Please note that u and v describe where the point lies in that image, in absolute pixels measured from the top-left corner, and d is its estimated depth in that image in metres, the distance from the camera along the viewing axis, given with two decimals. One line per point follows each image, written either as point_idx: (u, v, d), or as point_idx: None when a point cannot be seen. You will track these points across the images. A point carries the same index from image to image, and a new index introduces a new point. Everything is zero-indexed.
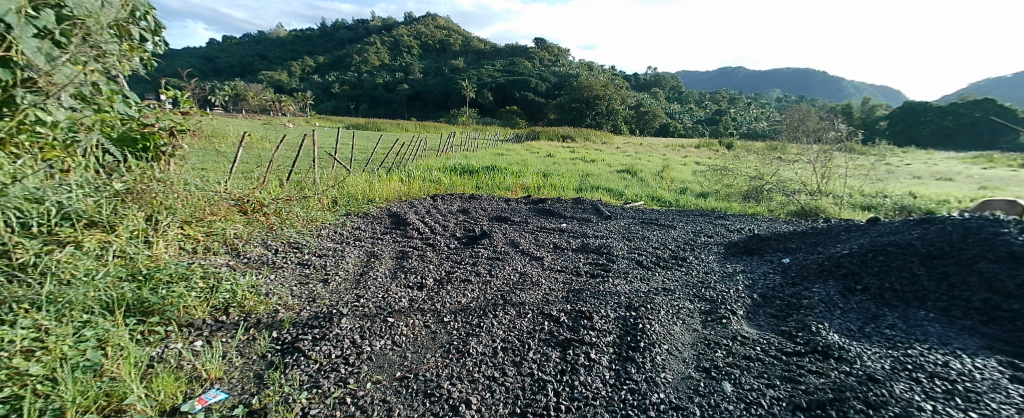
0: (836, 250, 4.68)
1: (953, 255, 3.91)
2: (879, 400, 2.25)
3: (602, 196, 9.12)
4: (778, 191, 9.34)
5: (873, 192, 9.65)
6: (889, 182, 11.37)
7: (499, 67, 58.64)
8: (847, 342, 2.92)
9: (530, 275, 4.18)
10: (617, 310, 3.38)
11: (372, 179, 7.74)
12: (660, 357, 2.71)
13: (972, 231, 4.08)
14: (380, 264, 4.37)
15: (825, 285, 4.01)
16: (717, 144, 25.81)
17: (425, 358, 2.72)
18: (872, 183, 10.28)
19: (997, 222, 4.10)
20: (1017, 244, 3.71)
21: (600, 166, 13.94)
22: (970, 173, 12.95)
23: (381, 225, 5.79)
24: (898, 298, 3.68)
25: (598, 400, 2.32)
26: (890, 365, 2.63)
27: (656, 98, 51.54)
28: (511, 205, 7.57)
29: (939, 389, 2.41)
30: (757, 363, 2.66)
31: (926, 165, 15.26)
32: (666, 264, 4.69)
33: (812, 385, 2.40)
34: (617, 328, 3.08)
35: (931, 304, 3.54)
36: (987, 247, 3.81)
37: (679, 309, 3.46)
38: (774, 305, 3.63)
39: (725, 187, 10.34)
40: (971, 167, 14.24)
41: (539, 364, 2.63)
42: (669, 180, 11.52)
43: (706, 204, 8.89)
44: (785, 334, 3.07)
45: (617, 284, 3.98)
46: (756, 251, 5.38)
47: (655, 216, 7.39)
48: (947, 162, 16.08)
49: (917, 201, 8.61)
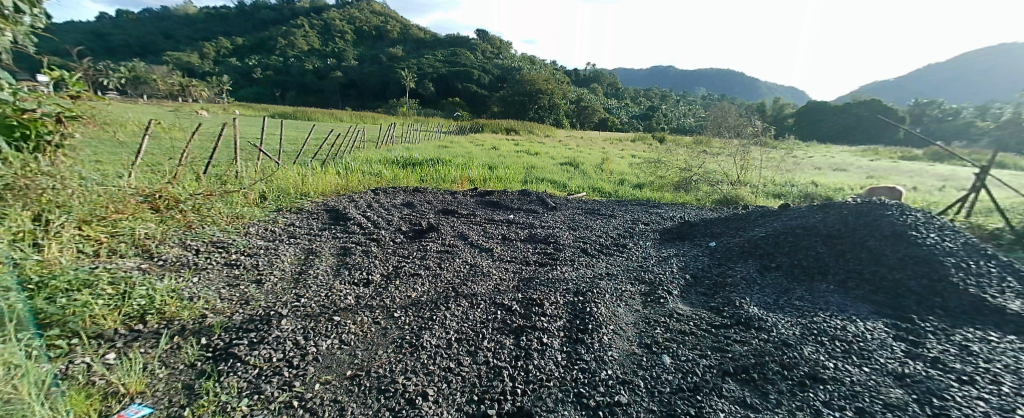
0: (754, 234, 5.23)
1: (849, 234, 4.53)
2: (793, 361, 2.58)
3: (546, 188, 9.35)
4: (704, 182, 10.18)
5: (783, 181, 10.86)
6: (795, 172, 12.84)
7: (441, 57, 57.41)
8: (765, 313, 3.29)
9: (480, 266, 4.20)
10: (566, 295, 3.52)
11: (305, 172, 7.26)
12: (607, 337, 2.87)
13: (863, 214, 4.74)
14: (320, 262, 4.15)
15: (746, 265, 4.47)
16: (650, 138, 27.51)
17: (377, 355, 2.64)
18: (781, 174, 11.56)
19: (882, 206, 4.80)
20: (897, 224, 4.37)
21: (544, 158, 14.24)
22: (859, 165, 15.01)
23: (319, 220, 5.49)
24: (805, 274, 4.20)
25: (552, 381, 2.41)
26: (801, 331, 3.02)
27: (595, 93, 53.50)
28: (457, 198, 7.54)
29: (839, 349, 2.81)
30: (691, 337, 2.91)
31: (825, 157, 17.42)
32: (609, 251, 4.95)
33: (738, 353, 2.68)
34: (567, 312, 3.21)
35: (831, 277, 4.09)
36: (874, 227, 4.46)
37: (623, 292, 3.67)
38: (705, 284, 3.99)
39: (658, 178, 11.06)
40: (859, 160, 16.46)
41: (494, 352, 2.68)
42: (608, 172, 12.10)
43: (642, 194, 9.47)
44: (714, 309, 3.39)
45: (564, 272, 4.13)
46: (687, 236, 5.85)
47: (596, 206, 7.73)
48: (842, 155, 18.45)
49: (818, 189, 9.86)
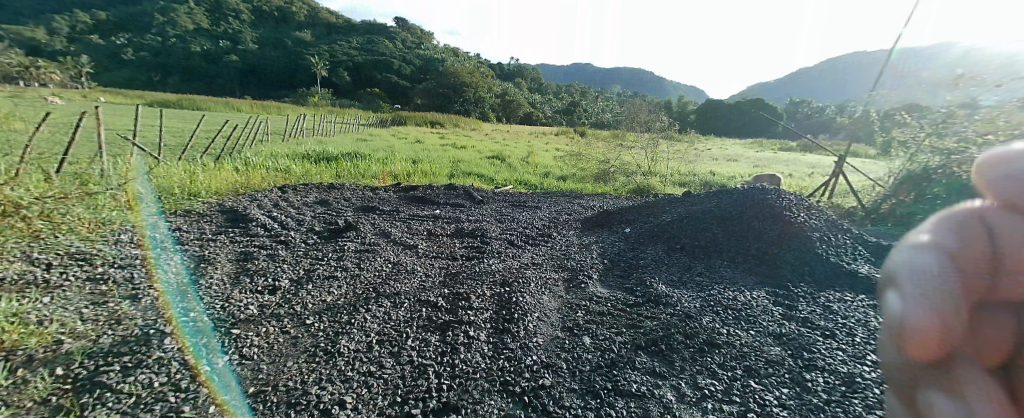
0: (663, 219, 5.71)
1: (738, 216, 5.13)
2: (695, 330, 2.86)
3: (473, 181, 9.29)
4: (621, 173, 10.87)
5: (687, 171, 12.01)
6: (697, 163, 14.26)
7: (357, 46, 54.07)
8: (671, 290, 3.61)
9: (404, 264, 4.04)
10: (492, 287, 3.53)
11: (196, 169, 6.39)
12: (532, 324, 2.93)
13: (749, 198, 5.41)
14: (216, 269, 3.68)
15: (656, 247, 4.87)
16: (573, 131, 28.67)
17: (286, 366, 2.42)
18: (686, 164, 12.77)
19: (764, 190, 5.51)
20: (775, 205, 5.05)
21: (470, 152, 14.15)
22: (747, 156, 17.14)
23: (214, 223, 4.87)
24: (705, 253, 4.69)
25: (478, 373, 2.40)
26: (700, 303, 3.37)
27: (519, 87, 54.26)
28: (378, 194, 7.18)
29: (731, 316, 3.18)
30: (609, 318, 3.08)
31: (721, 150, 19.61)
32: (534, 241, 5.07)
33: (649, 327, 2.91)
34: (494, 304, 3.22)
35: (725, 254, 4.61)
36: (758, 209, 5.10)
37: (547, 280, 3.78)
38: (621, 267, 4.26)
39: (580, 170, 11.58)
40: (748, 151, 18.78)
41: (419, 350, 2.60)
42: (533, 165, 12.38)
43: (565, 186, 9.84)
44: (629, 289, 3.64)
45: (491, 264, 4.14)
46: (605, 223, 6.20)
47: (522, 199, 7.86)
48: (734, 147, 20.90)
49: (715, 178, 11.06)
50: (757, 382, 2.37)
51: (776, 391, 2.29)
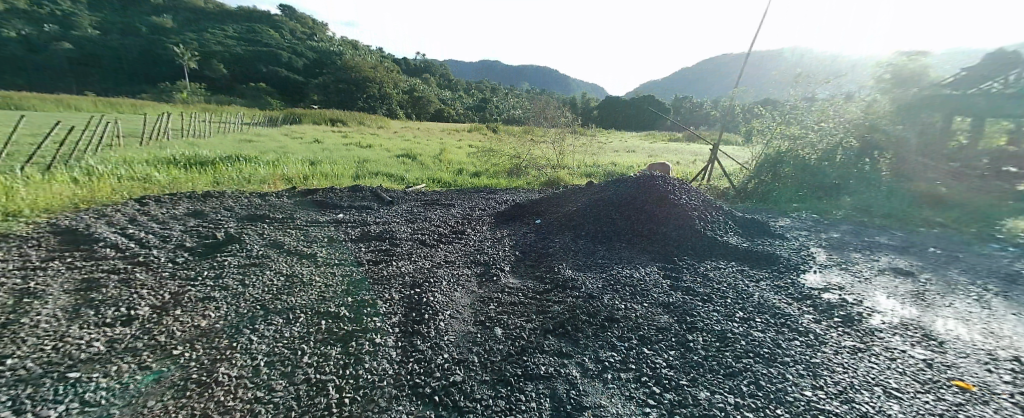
0: (569, 209, 6.03)
1: (634, 201, 5.63)
2: (597, 310, 3.06)
3: (381, 182, 8.84)
4: (532, 167, 11.20)
5: (592, 162, 12.82)
6: (600, 155, 15.30)
7: (238, 36, 47.96)
8: (577, 274, 3.83)
9: (301, 275, 3.70)
10: (401, 290, 3.40)
11: (13, 182, 5.11)
12: (443, 323, 2.88)
13: (641, 184, 5.95)
14: (47, 304, 2.99)
15: (563, 236, 5.13)
16: (484, 128, 28.84)
17: (149, 406, 2.06)
18: (590, 157, 13.62)
19: (653, 176, 6.10)
20: (663, 189, 5.63)
21: (377, 151, 13.44)
22: (643, 147, 18.85)
23: (44, 247, 3.95)
24: (606, 237, 5.05)
25: (385, 379, 2.29)
26: (602, 283, 3.63)
27: (427, 84, 52.94)
28: (270, 201, 6.46)
29: (629, 292, 3.48)
30: (520, 307, 3.16)
31: (621, 142, 21.31)
32: (447, 239, 4.99)
33: (556, 312, 3.04)
34: (402, 307, 3.10)
35: (624, 237, 5.02)
36: (650, 193, 5.65)
37: (459, 276, 3.75)
38: (531, 257, 4.40)
39: (493, 166, 11.68)
40: (643, 143, 20.68)
41: (318, 366, 2.39)
42: (445, 163, 12.18)
43: (479, 182, 9.85)
44: (538, 277, 3.77)
45: (400, 266, 3.98)
46: (517, 216, 6.35)
47: (434, 197, 7.69)
48: (632, 140, 22.83)
49: (616, 168, 11.97)
50: (649, 348, 2.61)
51: (665, 354, 2.55)
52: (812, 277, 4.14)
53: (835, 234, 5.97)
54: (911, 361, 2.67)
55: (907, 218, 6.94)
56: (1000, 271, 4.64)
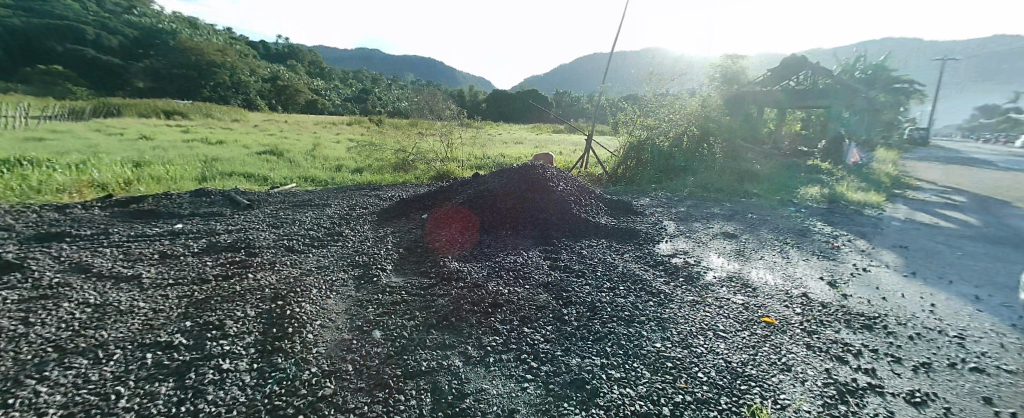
0: (455, 201, 6.01)
1: (517, 190, 5.86)
2: (480, 298, 3.11)
3: (240, 184, 7.66)
4: (418, 160, 10.85)
5: (480, 154, 12.96)
6: (488, 147, 15.56)
7: (15, 2, 36.59)
8: (462, 265, 3.83)
9: (121, 302, 3.01)
10: (261, 304, 3.00)
11: None
12: (311, 334, 2.62)
13: (523, 173, 6.21)
14: None
15: (450, 228, 5.09)
16: (367, 121, 27.02)
17: None
18: (478, 148, 13.75)
19: (534, 165, 6.42)
20: (543, 177, 5.98)
21: (235, 149, 11.61)
22: (528, 138, 19.73)
23: None
24: (492, 226, 5.16)
25: (236, 409, 1.99)
26: (487, 271, 3.69)
27: (296, 72, 47.42)
28: (77, 215, 5.11)
29: (512, 277, 3.60)
30: (400, 305, 3.03)
31: (508, 134, 21.96)
32: (321, 242, 4.56)
33: (439, 305, 3.00)
34: (261, 324, 2.73)
35: (509, 224, 5.18)
36: (531, 182, 5.93)
37: (333, 282, 3.45)
38: (415, 253, 4.27)
39: (376, 162, 11.01)
40: (528, 135, 21.64)
41: (142, 409, 1.97)
42: (321, 159, 11.09)
43: (361, 179, 9.20)
44: (422, 273, 3.67)
45: (261, 277, 3.51)
46: (402, 212, 6.10)
47: (306, 197, 6.94)
48: (518, 131, 23.72)
49: (503, 159, 12.30)
50: (529, 327, 2.74)
51: (543, 330, 2.70)
52: (665, 246, 4.82)
53: (684, 208, 7.03)
54: (734, 306, 3.29)
55: (733, 191, 8.50)
56: (794, 228, 5.99)
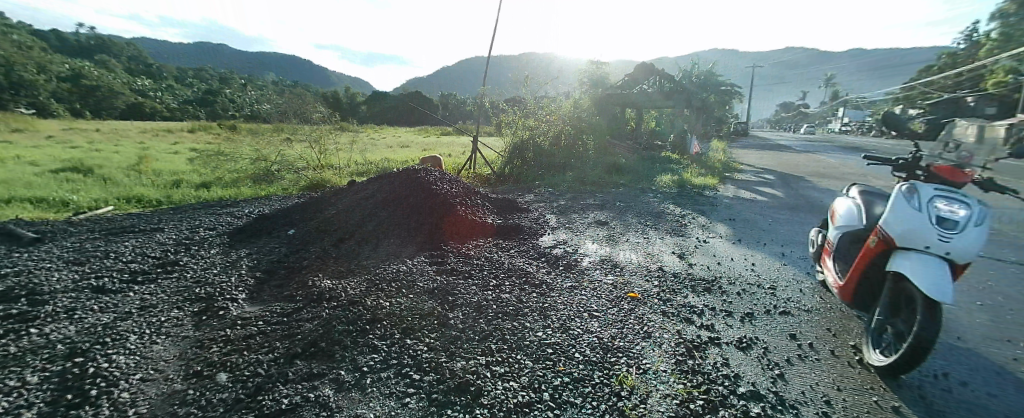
0: (328, 213, 5.48)
1: (396, 196, 5.58)
2: (356, 315, 2.86)
3: (23, 214, 5.85)
4: (285, 170, 9.65)
5: (359, 160, 12.10)
6: (369, 151, 14.63)
7: None
8: (335, 282, 3.49)
9: None
10: (48, 367, 2.30)
11: None
12: (128, 393, 2.09)
13: (403, 178, 5.95)
14: None
15: (321, 244, 4.61)
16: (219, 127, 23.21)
17: None
18: (357, 153, 12.82)
19: (414, 169, 6.19)
20: (424, 181, 5.80)
21: (14, 168, 8.85)
22: (412, 141, 19.12)
23: None
24: (371, 236, 4.82)
25: None
26: (364, 286, 3.43)
27: (113, 70, 38.42)
28: None
29: (393, 288, 3.40)
30: (257, 338, 2.62)
31: (391, 137, 20.97)
32: (148, 276, 3.72)
33: (306, 331, 2.67)
34: (46, 392, 2.10)
35: (389, 233, 4.89)
36: (412, 187, 5.71)
37: (163, 324, 2.83)
38: (278, 275, 3.76)
39: (231, 174, 9.48)
40: (413, 138, 20.97)
41: None
42: (153, 175, 9.13)
43: (210, 195, 7.81)
44: (286, 297, 3.25)
45: (50, 331, 2.70)
46: (262, 230, 5.34)
47: (128, 223, 5.61)
48: (401, 134, 22.82)
49: (386, 164, 11.68)
50: (411, 338, 2.61)
51: (426, 339, 2.60)
52: (547, 239, 5.09)
53: (562, 202, 7.53)
54: (605, 286, 3.61)
55: (605, 183, 9.40)
56: (654, 212, 6.86)
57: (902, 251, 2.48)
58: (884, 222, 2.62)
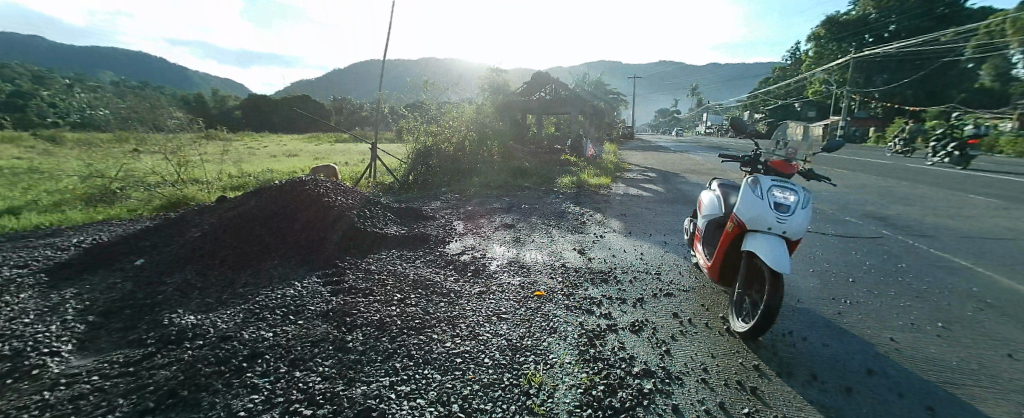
0: (191, 236, 4.67)
1: (280, 212, 5.00)
2: (230, 352, 2.47)
3: None
4: (135, 187, 8.04)
5: (236, 172, 10.63)
6: (248, 162, 12.96)
7: None
8: (202, 317, 2.97)
9: None
10: None
11: None
12: None
13: (287, 192, 5.35)
14: None
15: (184, 273, 3.91)
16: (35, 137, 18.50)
17: None
18: (233, 165, 11.27)
19: (300, 181, 5.61)
20: (313, 194, 5.30)
21: None
22: (302, 150, 17.45)
23: None
24: (249, 259, 4.22)
25: None
26: (242, 317, 2.98)
27: None
28: None
29: (277, 315, 3.01)
30: (89, 398, 2.10)
31: (276, 146, 18.89)
32: None
33: (161, 379, 2.22)
34: None
35: (272, 254, 4.35)
36: (299, 201, 5.17)
37: None
38: (123, 316, 3.08)
39: (53, 196, 7.59)
40: (302, 146, 19.14)
41: None
42: None
43: (21, 223, 6.15)
44: (134, 342, 2.67)
45: None
46: (99, 262, 4.34)
47: None
48: (289, 143, 20.70)
49: (270, 176, 10.45)
50: (300, 370, 2.33)
51: (319, 368, 2.34)
52: (454, 245, 5.02)
53: (469, 207, 7.51)
54: (512, 288, 3.66)
55: (510, 186, 9.64)
56: (556, 211, 7.21)
57: (752, 234, 2.92)
58: (739, 210, 3.06)
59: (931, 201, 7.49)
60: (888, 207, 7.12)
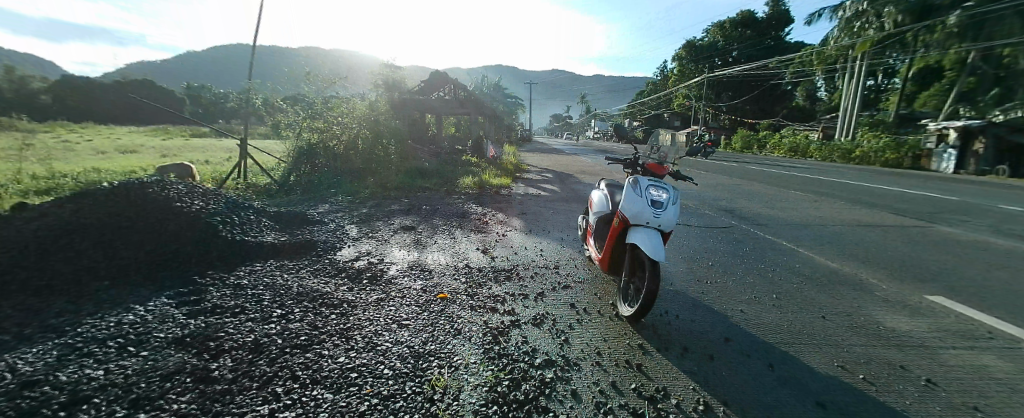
0: None
1: (114, 221, 4.05)
2: (38, 402, 1.90)
3: None
4: None
5: (45, 171, 8.32)
6: (64, 159, 10.25)
7: None
8: None
9: None
10: None
11: None
12: None
13: (125, 197, 4.36)
14: None
15: None
16: None
17: None
18: (40, 162, 8.81)
19: (143, 184, 4.62)
20: (163, 200, 4.42)
21: None
22: (146, 145, 14.44)
23: None
24: (68, 281, 3.33)
25: None
26: (57, 355, 2.33)
27: None
28: None
29: (112, 348, 2.42)
30: None
31: (107, 140, 15.31)
32: None
33: None
34: None
35: (104, 272, 3.50)
36: (143, 208, 4.26)
37: None
38: None
39: None
40: (146, 141, 15.83)
41: None
42: None
43: None
44: None
45: None
46: None
47: None
48: (126, 136, 16.94)
49: (99, 175, 8.41)
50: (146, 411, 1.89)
51: (173, 405, 1.93)
52: (348, 252, 4.63)
53: (363, 210, 7.01)
54: (413, 292, 3.50)
55: (409, 187, 9.29)
56: (456, 212, 7.15)
57: (635, 227, 3.24)
58: (623, 206, 3.35)
59: (764, 196, 9.22)
60: (736, 202, 8.56)
